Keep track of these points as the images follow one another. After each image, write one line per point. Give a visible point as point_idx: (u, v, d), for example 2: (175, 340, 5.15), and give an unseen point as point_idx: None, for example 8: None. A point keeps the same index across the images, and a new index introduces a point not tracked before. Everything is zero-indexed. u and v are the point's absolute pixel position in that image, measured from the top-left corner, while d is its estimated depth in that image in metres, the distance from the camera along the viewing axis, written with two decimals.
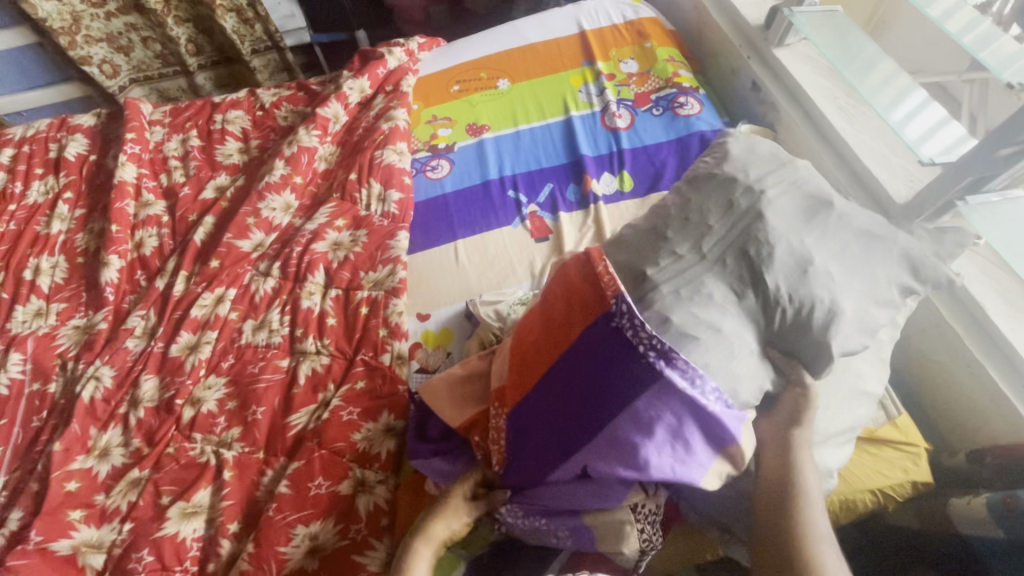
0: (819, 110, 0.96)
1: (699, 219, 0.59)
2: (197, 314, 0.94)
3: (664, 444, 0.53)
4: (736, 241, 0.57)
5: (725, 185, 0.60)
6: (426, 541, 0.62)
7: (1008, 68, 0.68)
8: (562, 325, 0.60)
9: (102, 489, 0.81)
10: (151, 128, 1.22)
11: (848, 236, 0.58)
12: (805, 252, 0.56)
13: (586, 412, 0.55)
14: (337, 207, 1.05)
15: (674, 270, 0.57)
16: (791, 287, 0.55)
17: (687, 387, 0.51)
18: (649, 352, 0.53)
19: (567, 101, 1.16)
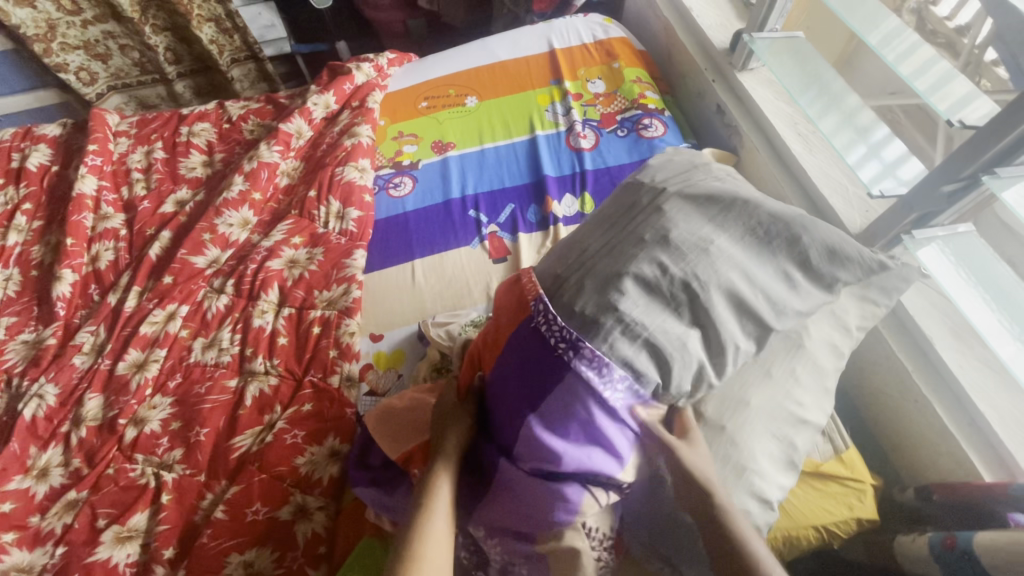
0: (778, 136, 0.95)
1: (608, 218, 0.61)
2: (146, 331, 0.93)
3: (581, 437, 0.53)
4: (633, 229, 0.57)
5: (632, 189, 0.63)
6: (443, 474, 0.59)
7: (958, 112, 0.67)
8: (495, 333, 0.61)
9: (37, 511, 0.80)
10: (116, 139, 1.21)
11: (753, 221, 0.56)
12: (700, 234, 0.55)
13: (514, 417, 0.55)
14: (295, 224, 1.04)
15: (578, 260, 0.57)
16: (687, 267, 0.53)
17: (596, 379, 0.51)
18: (558, 344, 0.53)
19: (532, 120, 1.15)
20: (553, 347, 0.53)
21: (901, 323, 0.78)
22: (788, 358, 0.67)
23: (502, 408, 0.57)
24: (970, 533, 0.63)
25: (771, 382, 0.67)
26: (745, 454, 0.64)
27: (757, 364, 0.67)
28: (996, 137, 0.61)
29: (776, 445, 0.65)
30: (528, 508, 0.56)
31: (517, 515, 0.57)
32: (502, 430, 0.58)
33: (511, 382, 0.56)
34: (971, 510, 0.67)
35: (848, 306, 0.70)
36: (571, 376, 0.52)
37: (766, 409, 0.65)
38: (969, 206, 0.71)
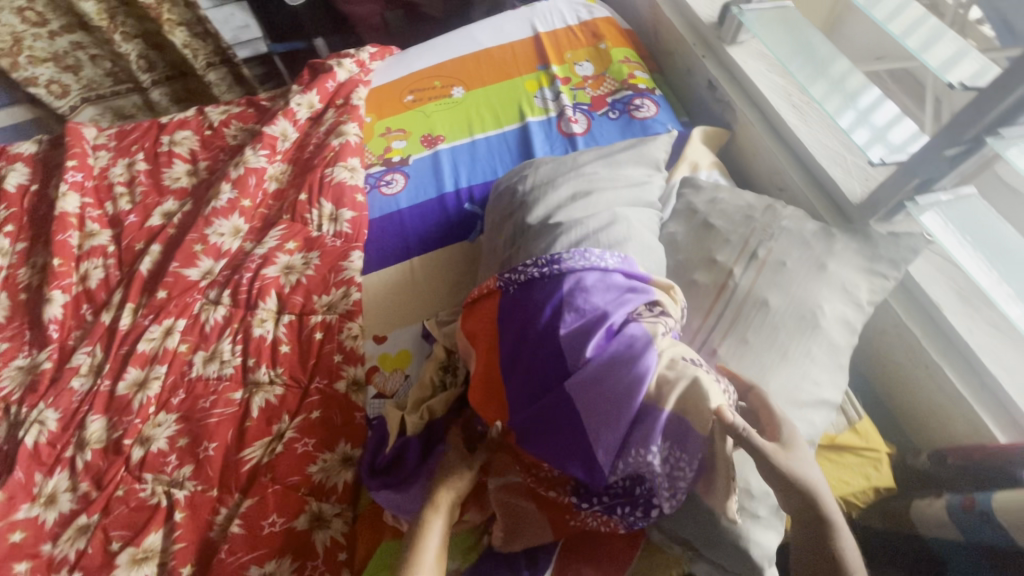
0: (773, 109, 0.94)
1: (519, 211, 0.79)
2: (144, 348, 0.91)
3: (606, 295, 0.63)
4: (532, 207, 0.78)
5: (509, 191, 0.85)
6: (436, 511, 0.62)
7: (951, 68, 0.66)
8: (485, 351, 0.67)
9: (48, 538, 0.78)
10: (96, 153, 1.18)
11: (631, 156, 0.84)
12: (591, 181, 0.79)
13: (547, 350, 0.61)
14: (288, 229, 1.02)
15: (515, 235, 0.77)
16: (587, 206, 0.75)
17: (585, 260, 0.66)
18: (535, 270, 0.67)
19: (522, 108, 1.13)
20: (533, 276, 0.67)
21: (906, 290, 0.78)
22: (804, 338, 0.67)
23: (533, 357, 0.61)
24: (988, 495, 0.64)
25: (788, 363, 0.67)
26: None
27: (772, 348, 0.67)
28: (998, 99, 0.60)
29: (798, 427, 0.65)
30: (614, 393, 0.56)
31: (611, 406, 0.56)
32: (543, 376, 0.60)
33: (520, 335, 0.63)
34: (987, 471, 0.67)
35: (858, 281, 0.70)
36: (552, 277, 0.65)
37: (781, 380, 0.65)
38: (972, 170, 0.71)
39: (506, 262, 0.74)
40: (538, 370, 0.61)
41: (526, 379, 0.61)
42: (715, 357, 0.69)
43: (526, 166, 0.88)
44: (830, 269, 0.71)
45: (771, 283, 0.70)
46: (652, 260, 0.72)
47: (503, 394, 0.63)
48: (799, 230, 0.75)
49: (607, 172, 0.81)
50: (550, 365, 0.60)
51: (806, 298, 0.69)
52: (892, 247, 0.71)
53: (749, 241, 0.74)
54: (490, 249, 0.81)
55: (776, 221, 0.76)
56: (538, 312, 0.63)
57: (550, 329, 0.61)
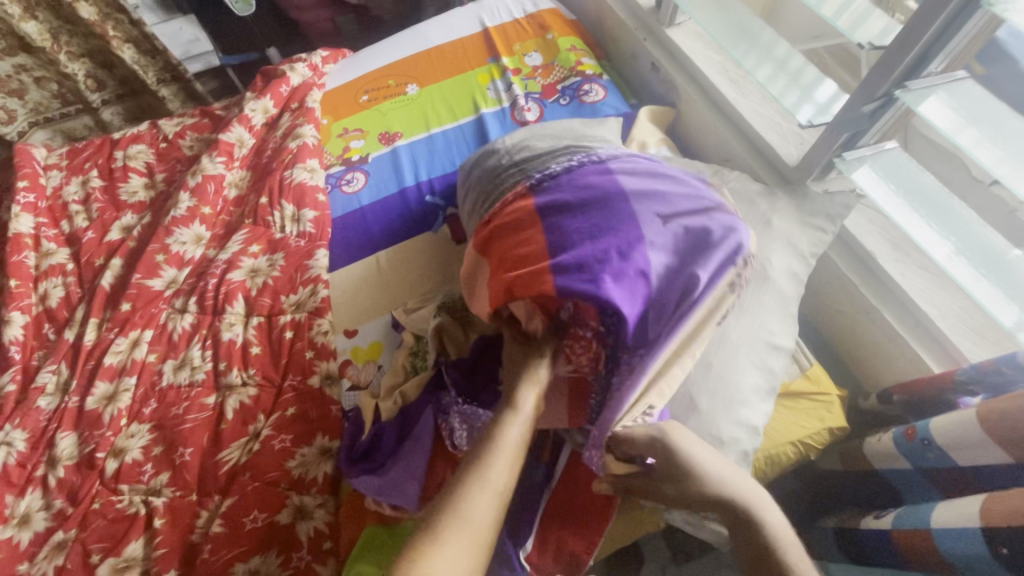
0: (712, 84, 0.99)
1: (515, 162, 0.77)
2: (111, 361, 0.90)
3: (649, 168, 0.71)
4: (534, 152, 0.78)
5: (495, 152, 0.83)
6: (516, 413, 0.57)
7: (886, 35, 0.72)
8: (523, 231, 0.64)
9: (25, 558, 0.77)
10: (47, 173, 1.16)
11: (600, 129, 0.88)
12: (576, 137, 0.82)
13: (607, 207, 0.64)
14: (250, 233, 1.02)
15: (524, 171, 0.75)
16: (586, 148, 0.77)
17: (618, 154, 0.75)
18: (568, 163, 0.71)
19: (476, 100, 1.16)
20: (570, 163, 0.71)
21: (845, 244, 0.83)
22: (756, 290, 0.72)
23: (599, 207, 0.64)
24: (926, 422, 0.69)
25: (744, 315, 0.71)
26: (730, 387, 0.68)
27: None
28: (903, 54, 0.66)
29: (758, 374, 0.69)
30: (687, 234, 0.64)
31: (686, 244, 0.63)
32: (611, 219, 0.62)
33: (570, 202, 0.65)
34: (927, 401, 0.73)
35: (797, 234, 0.75)
36: (591, 162, 0.71)
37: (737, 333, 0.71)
38: (889, 124, 0.76)
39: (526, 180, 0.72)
40: (601, 214, 0.63)
41: (586, 227, 0.62)
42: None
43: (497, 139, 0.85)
44: (775, 224, 0.76)
45: None
46: None
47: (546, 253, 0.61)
48: (746, 189, 0.80)
49: (578, 133, 0.83)
50: (612, 217, 0.63)
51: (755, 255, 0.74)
52: (828, 203, 0.75)
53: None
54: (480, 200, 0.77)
55: (723, 185, 0.80)
56: (586, 182, 0.67)
57: (606, 190, 0.65)
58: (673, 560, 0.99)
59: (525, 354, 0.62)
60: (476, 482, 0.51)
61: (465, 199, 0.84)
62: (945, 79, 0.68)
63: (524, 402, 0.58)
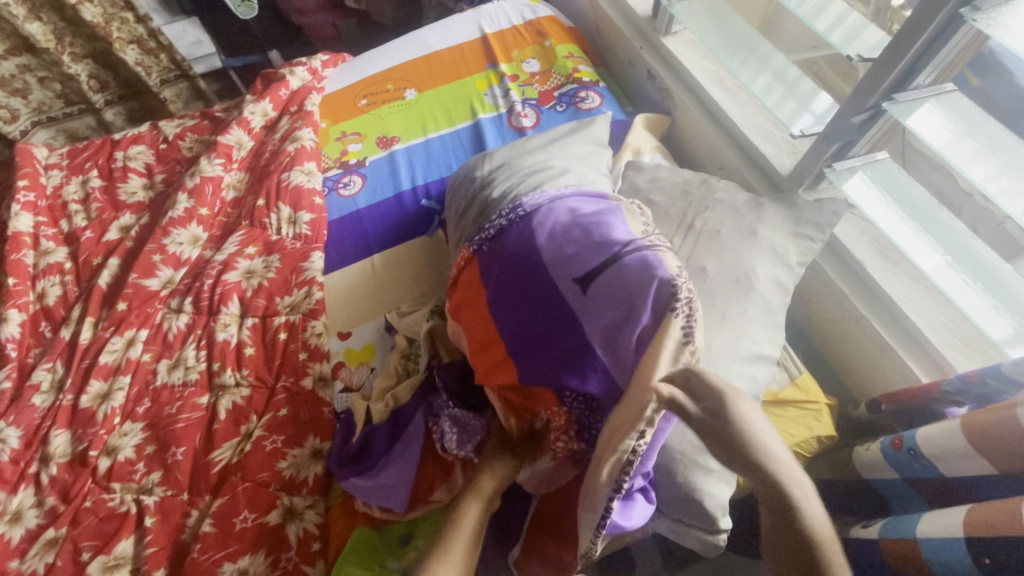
0: (706, 93, 1.00)
1: (484, 198, 0.78)
2: (106, 360, 0.91)
3: (569, 212, 0.66)
4: (497, 190, 0.77)
5: (466, 184, 0.83)
6: (476, 495, 0.65)
7: (874, 50, 0.73)
8: (475, 315, 0.69)
9: (16, 555, 0.78)
10: (48, 173, 1.17)
11: (576, 142, 0.86)
12: (545, 160, 0.80)
13: (527, 279, 0.64)
14: (247, 234, 1.03)
15: (480, 218, 0.76)
16: (549, 176, 0.76)
17: (539, 198, 0.70)
18: (499, 219, 0.71)
19: (473, 105, 1.17)
20: (500, 222, 0.70)
21: (835, 253, 0.83)
22: (740, 300, 0.71)
23: (530, 292, 0.63)
24: (913, 432, 0.69)
25: (728, 325, 0.70)
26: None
27: (712, 311, 0.71)
28: (892, 66, 0.66)
29: (741, 383, 0.69)
30: (609, 296, 0.57)
31: (607, 306, 0.57)
32: (542, 305, 0.62)
33: (500, 274, 0.66)
34: (915, 410, 0.73)
35: (786, 243, 0.75)
36: (518, 216, 0.69)
37: (723, 339, 0.70)
38: (879, 135, 0.77)
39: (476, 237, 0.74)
40: (533, 300, 0.63)
41: (521, 314, 0.64)
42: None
43: (477, 160, 0.87)
44: (761, 234, 0.75)
45: (708, 250, 0.75)
46: None
47: (499, 336, 0.66)
48: (732, 201, 0.80)
49: (560, 147, 0.84)
50: (538, 291, 0.63)
51: (741, 263, 0.73)
52: (816, 212, 0.76)
53: (688, 214, 0.80)
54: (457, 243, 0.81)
55: (710, 194, 0.80)
56: (511, 246, 0.67)
57: (526, 258, 0.64)
58: (665, 566, 0.99)
59: (495, 451, 0.70)
60: (443, 555, 0.58)
61: (448, 229, 0.86)
62: (933, 91, 0.69)
63: (483, 484, 0.66)
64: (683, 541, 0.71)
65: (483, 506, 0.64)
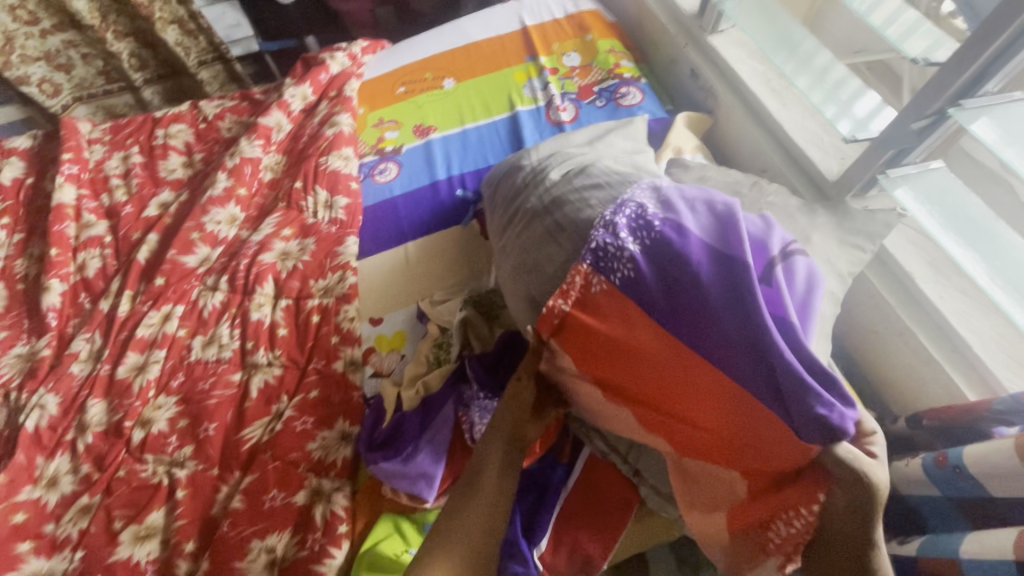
0: (753, 94, 0.98)
1: (541, 187, 0.75)
2: (143, 333, 0.92)
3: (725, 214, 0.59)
4: (555, 177, 0.74)
5: (514, 177, 0.82)
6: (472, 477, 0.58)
7: (934, 52, 0.70)
8: (612, 340, 0.58)
9: (51, 519, 0.80)
10: (91, 147, 1.19)
11: (619, 138, 0.86)
12: (595, 152, 0.80)
13: (728, 289, 0.53)
14: (283, 216, 1.04)
15: (546, 203, 0.71)
16: (607, 164, 0.74)
17: (670, 202, 0.61)
18: (625, 234, 0.60)
19: (512, 97, 1.16)
20: (633, 233, 0.59)
21: (883, 263, 0.81)
22: None
23: (724, 305, 0.53)
24: (959, 449, 0.67)
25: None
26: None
27: None
28: (959, 71, 0.64)
29: None
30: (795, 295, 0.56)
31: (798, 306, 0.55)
32: (737, 319, 0.52)
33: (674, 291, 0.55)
34: (958, 428, 0.71)
35: (838, 253, 0.73)
36: (655, 221, 0.59)
37: None
38: (938, 143, 0.75)
39: (550, 223, 0.68)
40: (722, 316, 0.53)
41: (688, 326, 0.54)
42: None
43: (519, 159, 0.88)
44: (815, 241, 0.73)
45: None
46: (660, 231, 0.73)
47: (640, 352, 0.57)
48: (781, 204, 0.78)
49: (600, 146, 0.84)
50: (734, 303, 0.52)
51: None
52: (867, 220, 0.75)
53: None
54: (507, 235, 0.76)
55: (759, 196, 0.78)
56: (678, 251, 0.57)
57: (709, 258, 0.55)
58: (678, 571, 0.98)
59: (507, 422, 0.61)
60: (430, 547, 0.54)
61: (492, 217, 0.84)
62: (1001, 99, 0.66)
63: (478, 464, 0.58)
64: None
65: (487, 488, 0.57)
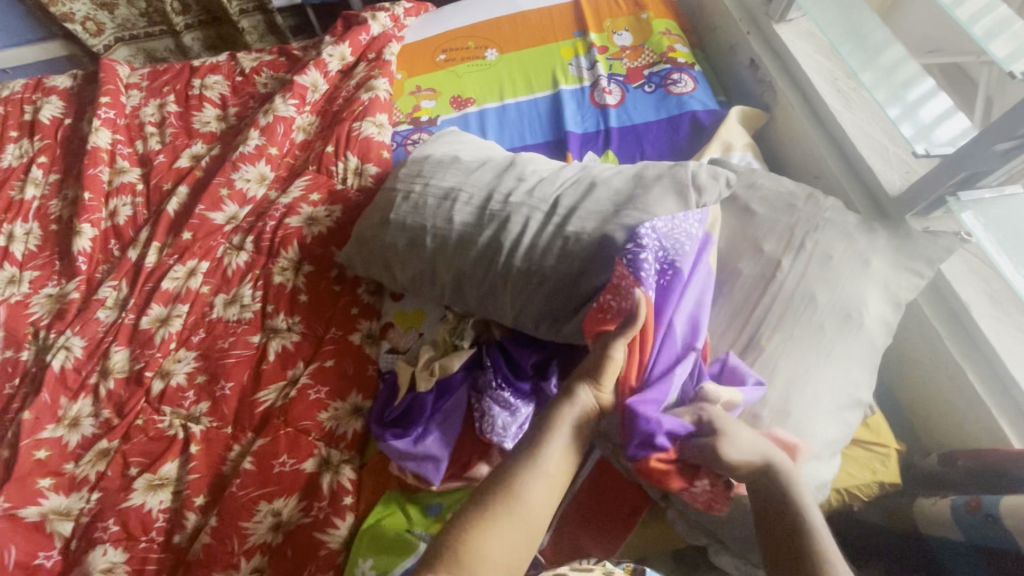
0: (816, 93, 0.91)
1: (498, 213, 0.76)
2: (168, 286, 0.93)
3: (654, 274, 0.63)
4: (494, 208, 0.77)
5: (437, 239, 0.79)
6: (535, 468, 0.55)
7: (1017, 60, 0.62)
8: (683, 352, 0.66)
9: (71, 458, 0.82)
10: (129, 92, 1.19)
11: (456, 163, 0.84)
12: (458, 184, 0.81)
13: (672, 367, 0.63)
14: (312, 180, 1.02)
15: (534, 227, 0.74)
16: (511, 184, 0.79)
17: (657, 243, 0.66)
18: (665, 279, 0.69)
19: (556, 75, 1.11)
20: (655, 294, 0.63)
21: (937, 290, 0.75)
22: (847, 339, 0.67)
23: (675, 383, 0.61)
24: (995, 497, 0.63)
25: (831, 363, 0.67)
26: (808, 438, 0.64)
27: (817, 348, 0.67)
28: None
29: (835, 428, 0.66)
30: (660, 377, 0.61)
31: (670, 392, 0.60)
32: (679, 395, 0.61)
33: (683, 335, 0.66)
34: (994, 473, 0.67)
35: (895, 278, 0.69)
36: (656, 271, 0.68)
37: (824, 381, 0.66)
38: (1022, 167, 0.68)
39: (570, 238, 0.70)
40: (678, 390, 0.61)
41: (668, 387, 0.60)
42: (765, 353, 0.68)
43: (395, 198, 0.85)
44: (873, 265, 0.69)
45: (818, 278, 0.68)
46: (607, 199, 0.73)
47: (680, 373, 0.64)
48: (843, 222, 0.72)
49: (442, 175, 0.83)
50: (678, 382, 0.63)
51: (851, 296, 0.68)
52: (930, 245, 0.69)
53: (792, 235, 0.71)
54: (490, 265, 0.75)
55: (819, 212, 0.72)
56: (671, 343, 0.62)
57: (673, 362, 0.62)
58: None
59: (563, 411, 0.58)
60: (484, 526, 0.52)
61: (422, 275, 0.82)
62: None
63: (543, 459, 0.55)
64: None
65: (547, 483, 0.55)
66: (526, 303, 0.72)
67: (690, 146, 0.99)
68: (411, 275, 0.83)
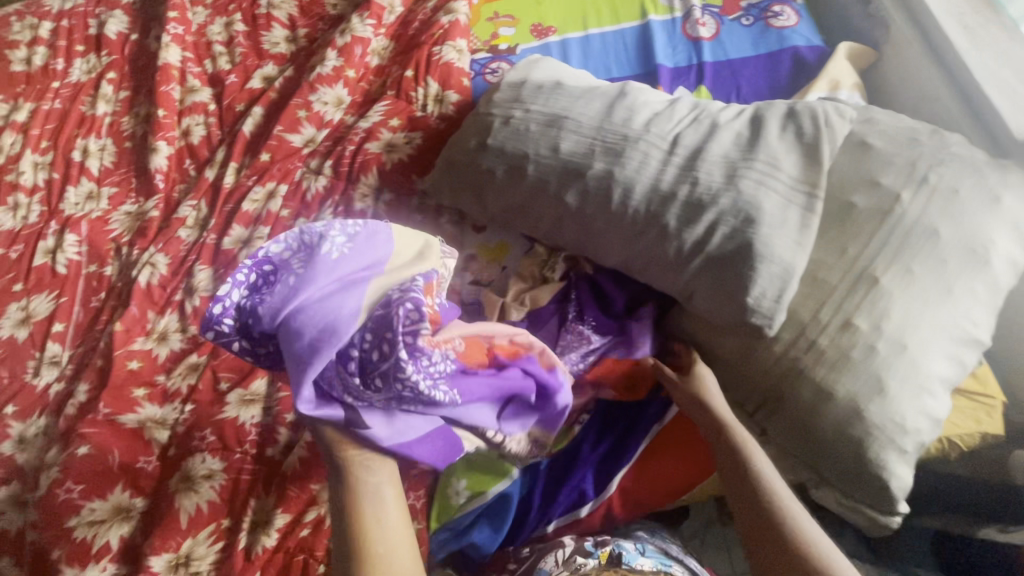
0: (939, 27, 0.84)
1: (612, 144, 0.73)
2: (248, 208, 0.92)
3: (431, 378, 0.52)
4: (606, 142, 0.73)
5: (540, 171, 0.75)
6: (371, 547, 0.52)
7: None
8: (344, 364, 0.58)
9: (162, 371, 0.84)
10: (193, 9, 1.14)
11: (557, 92, 0.80)
12: (563, 113, 0.77)
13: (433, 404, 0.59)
14: (392, 105, 0.98)
15: (649, 165, 0.70)
16: (623, 116, 0.74)
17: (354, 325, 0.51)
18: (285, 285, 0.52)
19: (645, 4, 1.05)
20: (242, 313, 0.52)
21: None
22: (969, 274, 0.63)
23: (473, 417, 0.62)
24: None
25: (952, 300, 0.62)
26: (922, 373, 0.61)
27: (939, 283, 0.63)
28: None
29: (947, 365, 0.63)
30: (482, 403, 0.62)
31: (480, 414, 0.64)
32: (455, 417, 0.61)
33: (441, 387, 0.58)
34: None
35: None
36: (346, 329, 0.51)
37: (940, 319, 0.62)
38: None
39: (692, 182, 0.68)
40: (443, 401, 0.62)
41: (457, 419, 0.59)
42: (877, 287, 0.63)
43: (492, 121, 0.82)
44: (1005, 203, 0.65)
45: (942, 212, 0.64)
46: (732, 139, 0.70)
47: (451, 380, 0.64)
48: (971, 157, 0.67)
49: (544, 100, 0.79)
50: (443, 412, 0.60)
51: (976, 232, 0.63)
52: None
53: (914, 167, 0.67)
54: (602, 202, 0.71)
55: (945, 147, 0.68)
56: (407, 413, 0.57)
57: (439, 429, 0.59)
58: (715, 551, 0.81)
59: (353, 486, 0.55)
60: None
61: (515, 206, 0.79)
62: None
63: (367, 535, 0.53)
64: (846, 515, 0.67)
65: (392, 551, 0.53)
66: (635, 242, 0.70)
67: (791, 83, 0.93)
68: (505, 205, 0.80)
